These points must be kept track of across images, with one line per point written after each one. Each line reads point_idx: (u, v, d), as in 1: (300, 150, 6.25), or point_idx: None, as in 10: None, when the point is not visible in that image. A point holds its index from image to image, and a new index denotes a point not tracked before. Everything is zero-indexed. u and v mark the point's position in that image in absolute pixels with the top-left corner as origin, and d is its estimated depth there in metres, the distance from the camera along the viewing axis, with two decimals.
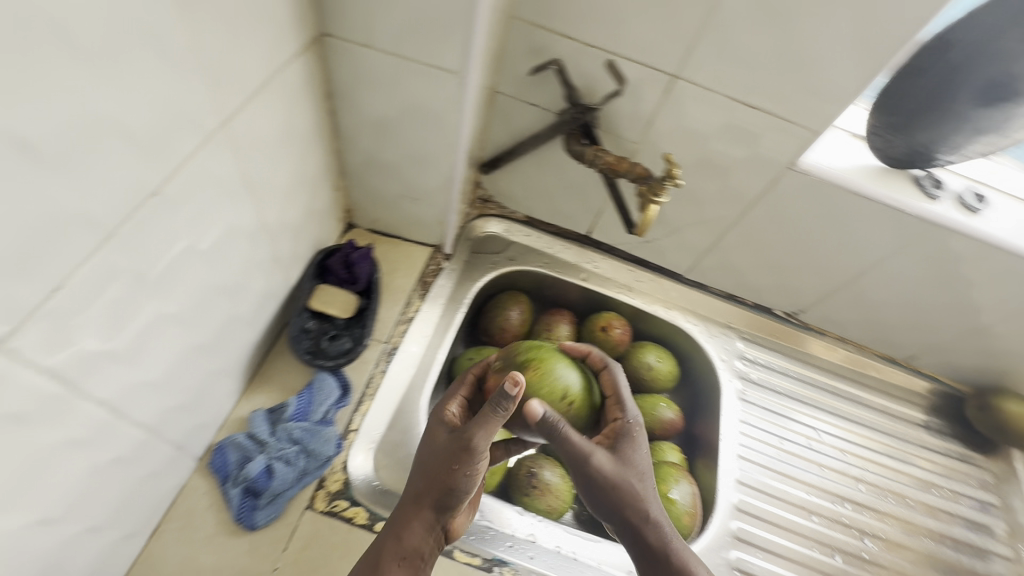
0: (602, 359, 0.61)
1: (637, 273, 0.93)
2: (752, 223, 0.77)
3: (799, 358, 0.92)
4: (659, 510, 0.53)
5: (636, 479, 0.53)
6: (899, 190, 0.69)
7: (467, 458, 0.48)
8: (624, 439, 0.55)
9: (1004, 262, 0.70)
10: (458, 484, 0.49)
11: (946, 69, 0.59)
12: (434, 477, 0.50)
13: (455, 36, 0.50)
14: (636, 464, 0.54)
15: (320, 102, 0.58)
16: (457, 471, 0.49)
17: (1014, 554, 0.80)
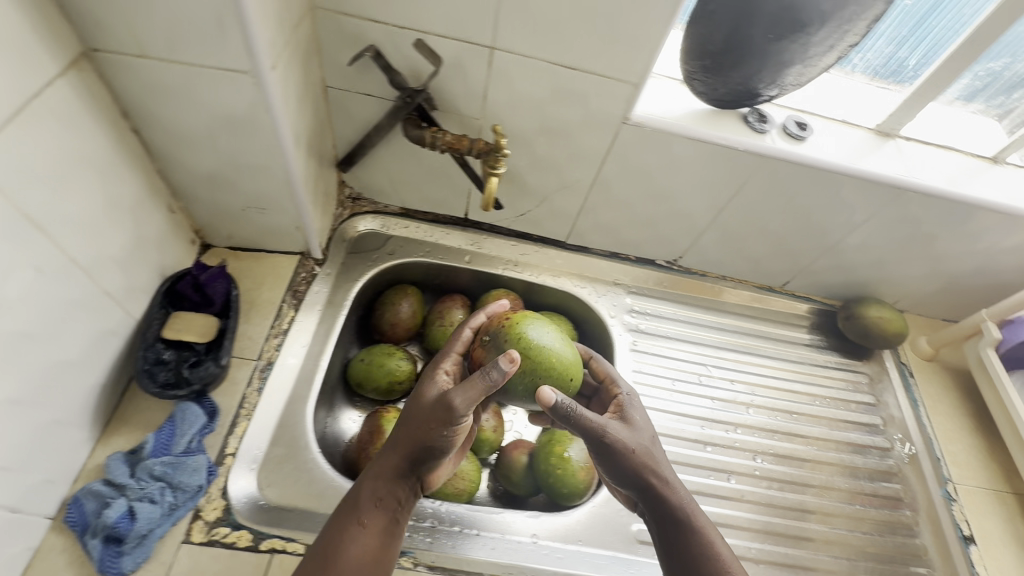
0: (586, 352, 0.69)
1: (521, 247, 0.93)
2: (609, 181, 0.80)
3: (685, 302, 0.96)
4: (673, 478, 0.58)
5: (649, 451, 0.58)
6: (728, 129, 0.73)
7: (451, 420, 0.54)
8: (629, 411, 0.62)
9: (832, 182, 0.76)
10: (437, 438, 0.55)
11: (728, 10, 0.62)
12: (416, 432, 0.56)
13: (231, 34, 0.48)
14: (644, 437, 0.60)
15: (115, 122, 0.55)
16: (436, 430, 0.55)
17: (890, 444, 0.87)
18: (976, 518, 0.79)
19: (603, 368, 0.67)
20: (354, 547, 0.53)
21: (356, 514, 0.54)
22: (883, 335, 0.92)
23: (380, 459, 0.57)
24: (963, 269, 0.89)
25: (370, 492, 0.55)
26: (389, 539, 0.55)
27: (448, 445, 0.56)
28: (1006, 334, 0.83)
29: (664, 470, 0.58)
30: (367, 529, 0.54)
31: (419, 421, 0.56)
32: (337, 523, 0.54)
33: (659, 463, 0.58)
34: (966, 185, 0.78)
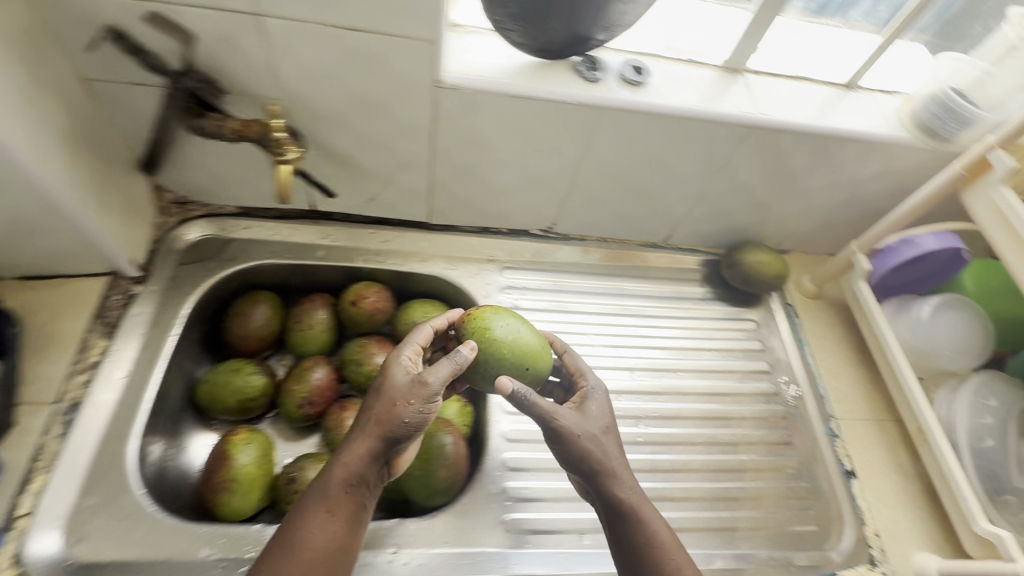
0: (563, 345, 0.69)
1: (381, 233, 0.87)
2: (447, 152, 0.73)
3: (563, 270, 0.92)
4: (624, 473, 0.59)
5: (602, 443, 0.59)
6: (558, 82, 0.67)
7: (424, 401, 0.55)
8: (589, 401, 0.63)
9: (679, 126, 0.71)
10: (408, 422, 0.55)
11: None
12: (385, 412, 0.55)
13: None
14: (601, 428, 0.61)
15: None
16: (409, 408, 0.55)
17: (776, 389, 0.85)
18: (857, 451, 0.80)
19: (574, 361, 0.68)
20: (317, 535, 0.52)
21: (323, 501, 0.54)
22: (764, 280, 0.89)
23: (349, 442, 0.56)
24: (834, 202, 0.87)
25: (337, 479, 0.54)
26: (355, 526, 0.55)
27: (419, 427, 0.56)
28: (876, 264, 0.82)
29: (619, 462, 0.59)
30: (335, 516, 0.53)
31: (391, 403, 0.55)
32: (301, 512, 0.53)
33: (613, 454, 0.59)
34: (818, 115, 0.74)
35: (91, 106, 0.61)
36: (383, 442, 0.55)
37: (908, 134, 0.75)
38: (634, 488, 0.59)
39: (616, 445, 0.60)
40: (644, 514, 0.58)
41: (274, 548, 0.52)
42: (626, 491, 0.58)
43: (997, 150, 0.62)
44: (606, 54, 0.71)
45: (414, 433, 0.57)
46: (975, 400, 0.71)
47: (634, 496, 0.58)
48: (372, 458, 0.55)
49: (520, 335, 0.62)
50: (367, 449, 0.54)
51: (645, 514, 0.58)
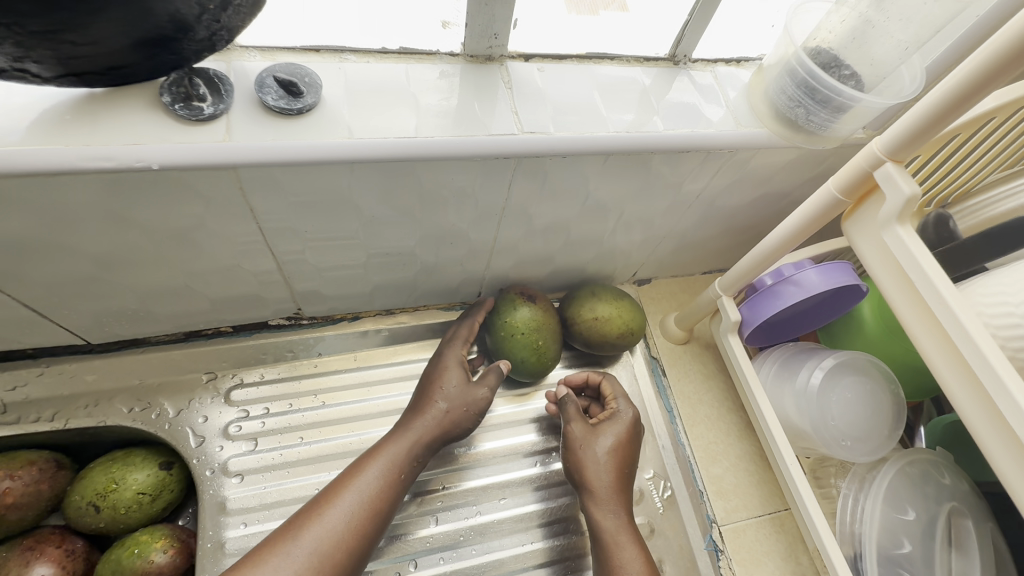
0: (599, 376, 0.63)
1: (10, 376, 0.55)
2: (8, 271, 0.42)
3: (331, 370, 0.63)
4: (613, 499, 0.55)
5: (607, 464, 0.57)
6: (121, 133, 0.36)
7: (481, 405, 0.59)
8: (610, 421, 0.59)
9: (394, 172, 0.42)
10: (468, 408, 0.58)
11: None
12: (453, 406, 0.58)
13: None
14: (620, 451, 0.58)
15: None
16: (469, 413, 0.58)
17: (639, 493, 0.62)
18: (748, 571, 0.58)
19: (613, 390, 0.62)
20: (375, 492, 0.51)
21: (389, 462, 0.53)
22: (605, 342, 0.64)
23: (412, 415, 0.57)
24: (686, 225, 0.62)
25: (403, 446, 0.55)
26: (397, 506, 0.53)
27: (470, 424, 0.58)
28: (746, 314, 0.57)
29: (615, 482, 0.56)
30: (393, 479, 0.53)
31: (451, 399, 0.58)
32: (367, 463, 0.53)
33: (609, 472, 0.56)
34: (629, 116, 0.47)
35: None
36: (440, 433, 0.57)
37: (762, 129, 0.49)
38: (618, 513, 0.55)
39: (628, 465, 0.58)
40: (620, 541, 0.53)
41: (333, 493, 0.51)
42: (608, 515, 0.55)
43: (887, 165, 0.38)
44: (240, 61, 0.41)
45: (457, 434, 0.59)
46: (888, 511, 0.50)
47: (614, 522, 0.54)
48: (431, 440, 0.56)
49: (517, 347, 0.59)
50: (429, 428, 0.56)
51: (620, 539, 0.53)
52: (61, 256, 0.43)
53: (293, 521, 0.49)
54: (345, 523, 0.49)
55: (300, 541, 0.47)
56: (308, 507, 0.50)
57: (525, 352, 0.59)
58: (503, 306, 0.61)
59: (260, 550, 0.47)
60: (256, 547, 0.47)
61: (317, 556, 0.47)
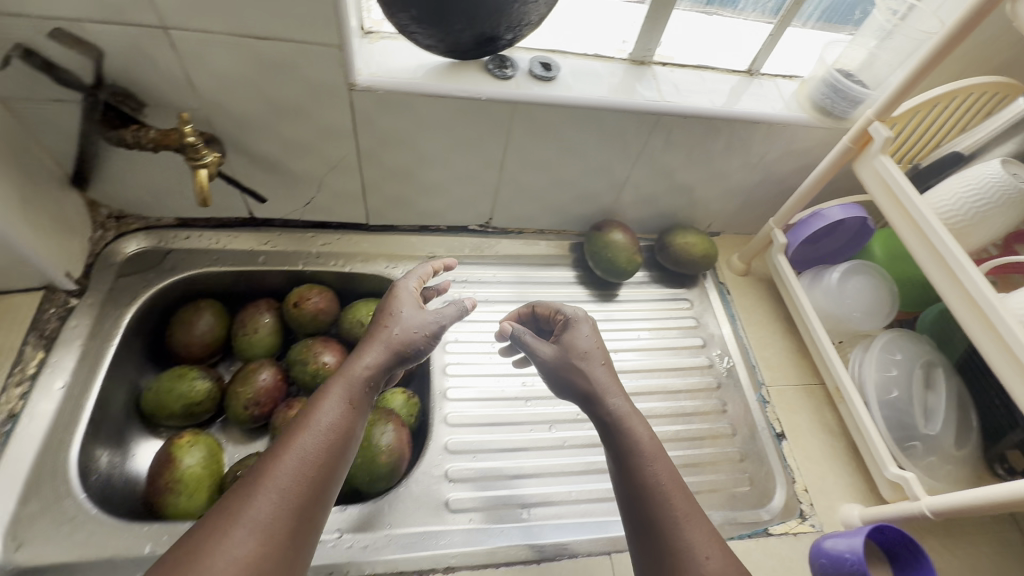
0: (534, 301, 0.75)
1: (321, 237, 0.89)
2: (373, 156, 0.77)
3: (504, 263, 0.95)
4: (613, 391, 0.64)
5: (594, 366, 0.65)
6: (469, 80, 0.70)
7: (434, 331, 0.64)
8: (571, 334, 0.68)
9: (590, 117, 0.75)
10: (415, 342, 0.63)
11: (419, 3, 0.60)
12: (400, 337, 0.62)
13: None
14: (594, 356, 0.66)
15: None
16: (418, 341, 0.63)
17: (708, 362, 0.90)
18: (786, 414, 0.84)
19: (551, 304, 0.73)
20: (333, 425, 0.54)
21: (342, 395, 0.57)
22: (692, 260, 0.94)
23: (362, 349, 0.61)
24: (752, 184, 0.92)
25: (355, 374, 0.58)
26: (358, 428, 0.57)
27: (424, 345, 0.63)
28: (789, 237, 0.86)
29: (612, 384, 0.65)
30: (347, 412, 0.56)
31: (406, 325, 0.63)
32: (320, 400, 0.56)
33: (603, 377, 0.65)
34: (722, 101, 0.79)
35: (9, 123, 0.63)
36: (393, 360, 0.61)
37: (806, 113, 0.80)
38: (625, 401, 0.64)
39: (608, 367, 0.67)
40: (629, 425, 0.62)
41: (290, 436, 0.53)
42: (613, 405, 0.63)
43: (875, 122, 0.68)
44: (517, 54, 0.75)
45: (412, 358, 0.64)
46: (882, 353, 0.76)
47: (622, 407, 0.63)
48: (382, 367, 0.60)
49: (601, 258, 0.88)
50: (382, 355, 0.61)
51: (632, 426, 0.62)
52: (402, 153, 0.77)
53: (255, 469, 0.50)
54: (311, 455, 0.52)
55: (268, 478, 0.49)
56: (267, 454, 0.52)
57: (613, 264, 0.87)
58: (595, 236, 0.89)
59: (223, 505, 0.48)
60: (216, 505, 0.48)
61: (283, 492, 0.49)
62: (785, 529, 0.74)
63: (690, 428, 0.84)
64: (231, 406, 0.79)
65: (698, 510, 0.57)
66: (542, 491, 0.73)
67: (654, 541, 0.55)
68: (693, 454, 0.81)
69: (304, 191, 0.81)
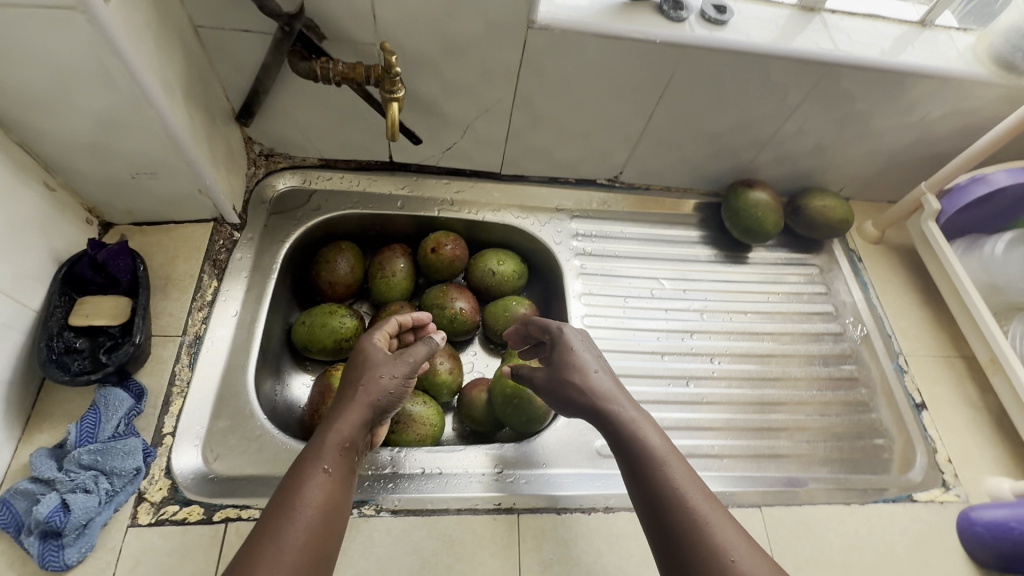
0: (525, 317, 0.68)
1: (454, 184, 0.89)
2: (529, 101, 0.75)
3: (630, 219, 0.93)
4: (619, 395, 0.56)
5: (594, 371, 0.58)
6: (643, 21, 0.68)
7: (410, 374, 0.58)
8: (557, 353, 0.60)
9: (759, 65, 0.72)
10: (392, 391, 0.56)
11: None
12: (375, 390, 0.55)
13: None
14: (594, 359, 0.59)
15: None
16: (395, 391, 0.56)
17: (841, 329, 0.88)
18: (927, 385, 0.82)
19: (538, 323, 0.66)
20: (319, 495, 0.46)
21: (319, 462, 0.48)
22: (829, 223, 0.90)
23: (334, 413, 0.53)
24: (900, 146, 0.88)
25: (331, 437, 0.51)
26: (348, 492, 0.49)
27: (398, 396, 0.56)
28: (945, 205, 0.83)
29: (617, 391, 0.56)
30: (333, 477, 0.48)
31: (376, 377, 0.56)
32: (295, 475, 0.47)
33: (608, 385, 0.57)
34: (896, 52, 0.75)
35: (198, 52, 0.64)
36: (370, 414, 0.54)
37: (984, 69, 0.76)
38: (631, 406, 0.55)
39: (610, 373, 0.58)
40: (639, 430, 0.53)
41: (266, 524, 0.44)
42: (621, 410, 0.54)
43: None
44: None
45: (386, 411, 0.56)
46: None
47: (628, 412, 0.54)
48: (363, 424, 0.53)
49: (744, 216, 0.86)
50: (359, 411, 0.53)
51: (642, 429, 0.53)
52: (557, 98, 0.75)
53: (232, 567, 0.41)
54: (299, 538, 0.43)
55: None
56: (241, 548, 0.42)
57: (753, 224, 0.86)
58: (733, 196, 0.88)
59: None
60: None
61: None
62: (930, 497, 0.72)
63: (824, 394, 0.82)
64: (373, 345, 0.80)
65: (724, 513, 0.47)
66: (686, 445, 0.74)
67: (677, 556, 0.45)
68: (828, 418, 0.81)
69: (452, 136, 0.81)
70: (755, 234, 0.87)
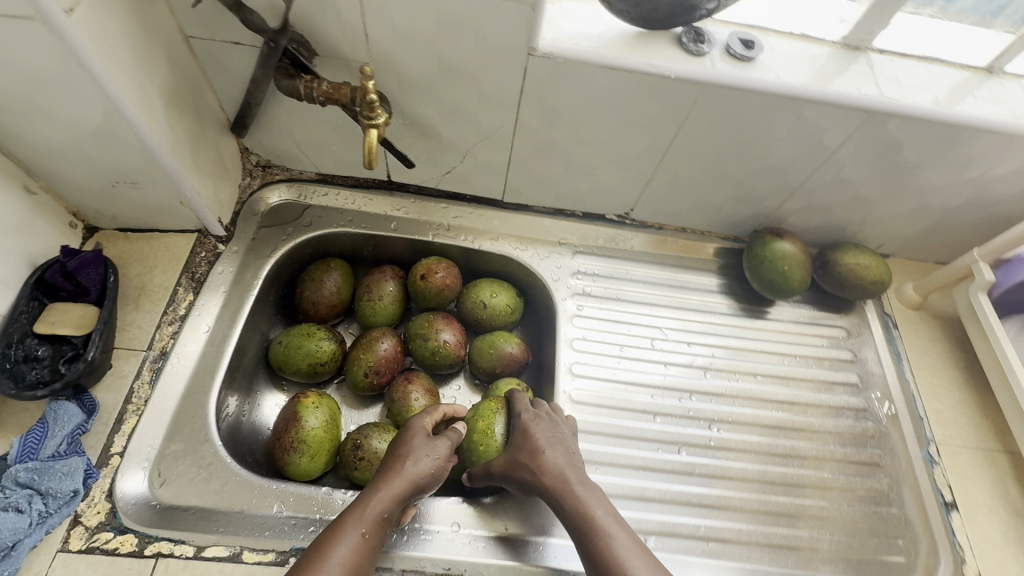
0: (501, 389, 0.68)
1: (453, 209, 0.85)
2: (531, 130, 0.70)
3: (639, 259, 0.86)
4: (569, 469, 0.59)
5: (554, 450, 0.60)
6: (659, 54, 0.62)
7: (449, 459, 0.59)
8: (518, 433, 0.62)
9: (787, 108, 0.64)
10: (433, 471, 0.58)
11: None
12: (420, 467, 0.57)
13: None
14: (556, 439, 0.61)
15: None
16: (436, 472, 0.58)
17: (865, 404, 0.78)
18: (960, 482, 0.72)
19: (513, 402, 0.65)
20: (349, 556, 0.50)
21: (358, 529, 0.51)
22: (862, 283, 0.80)
23: (378, 480, 0.56)
24: (952, 204, 0.78)
25: (373, 506, 0.53)
26: (372, 566, 0.52)
27: (438, 477, 0.58)
28: (1000, 276, 0.73)
29: (569, 468, 0.59)
30: (366, 544, 0.51)
31: (421, 455, 0.58)
32: (333, 535, 0.50)
33: (561, 461, 0.59)
34: (953, 102, 0.65)
35: (189, 63, 0.62)
36: (412, 492, 0.56)
37: None
38: (580, 480, 0.58)
39: (570, 451, 0.61)
40: (585, 503, 0.56)
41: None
42: (570, 483, 0.58)
43: None
44: (711, 27, 0.66)
45: (425, 492, 0.58)
46: None
47: (578, 487, 0.57)
48: (402, 498, 0.55)
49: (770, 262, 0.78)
50: (401, 487, 0.55)
51: (587, 502, 0.56)
52: (561, 130, 0.70)
53: None
54: None
55: None
56: None
57: (775, 276, 0.78)
58: (757, 243, 0.80)
59: None
60: None
61: None
62: None
63: (837, 479, 0.73)
64: (349, 371, 0.77)
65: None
66: (669, 522, 0.67)
67: None
68: (839, 507, 0.71)
69: (450, 160, 0.77)
70: (784, 284, 0.78)
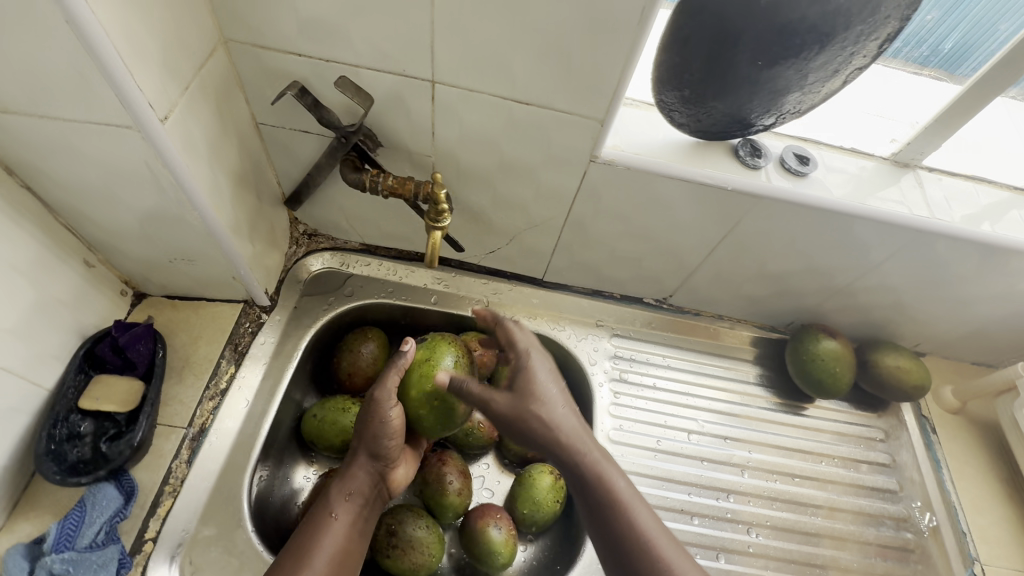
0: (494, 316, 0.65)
1: (493, 284, 0.85)
2: (582, 223, 0.71)
3: (677, 344, 0.85)
4: (581, 431, 0.59)
5: (556, 408, 0.59)
6: (717, 165, 0.63)
7: (393, 416, 0.61)
8: (519, 374, 0.60)
9: (838, 222, 0.65)
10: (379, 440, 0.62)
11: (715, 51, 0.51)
12: (365, 439, 0.62)
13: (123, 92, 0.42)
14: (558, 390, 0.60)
15: (37, 211, 0.54)
16: (381, 436, 0.61)
17: (905, 513, 0.76)
18: None
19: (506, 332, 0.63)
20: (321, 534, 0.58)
21: (326, 512, 0.61)
22: (902, 386, 0.80)
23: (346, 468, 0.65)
24: (996, 314, 0.78)
25: (335, 491, 0.62)
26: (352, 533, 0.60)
27: (389, 438, 0.62)
28: None
29: (576, 425, 0.59)
30: (334, 521, 0.60)
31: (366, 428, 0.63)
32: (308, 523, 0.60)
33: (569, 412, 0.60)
34: (1003, 223, 0.66)
35: (257, 147, 0.64)
36: (369, 467, 0.63)
37: None
38: (592, 443, 0.59)
39: (574, 409, 0.60)
40: (604, 471, 0.57)
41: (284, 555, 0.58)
42: (583, 446, 0.58)
43: None
44: (765, 137, 0.67)
45: (392, 457, 0.64)
46: None
47: (592, 451, 0.58)
48: (364, 474, 0.63)
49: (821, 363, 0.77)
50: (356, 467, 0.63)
51: (606, 469, 0.57)
52: (612, 224, 0.71)
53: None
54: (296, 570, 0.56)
55: None
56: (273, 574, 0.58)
57: (826, 376, 0.77)
58: (805, 338, 0.80)
59: None
60: None
61: None
62: None
63: None
64: None
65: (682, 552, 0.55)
66: None
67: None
68: None
69: (497, 241, 0.77)
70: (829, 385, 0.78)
